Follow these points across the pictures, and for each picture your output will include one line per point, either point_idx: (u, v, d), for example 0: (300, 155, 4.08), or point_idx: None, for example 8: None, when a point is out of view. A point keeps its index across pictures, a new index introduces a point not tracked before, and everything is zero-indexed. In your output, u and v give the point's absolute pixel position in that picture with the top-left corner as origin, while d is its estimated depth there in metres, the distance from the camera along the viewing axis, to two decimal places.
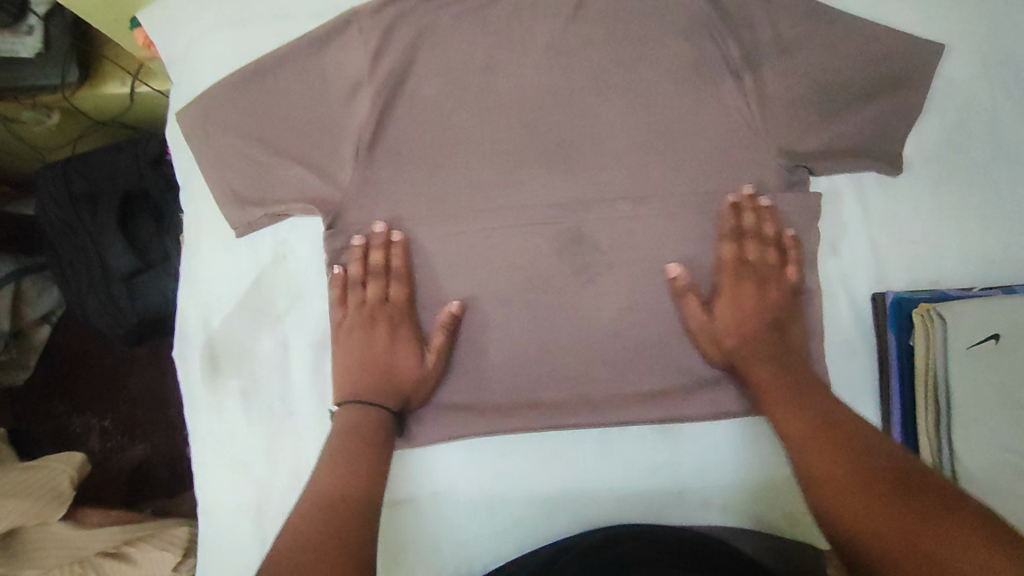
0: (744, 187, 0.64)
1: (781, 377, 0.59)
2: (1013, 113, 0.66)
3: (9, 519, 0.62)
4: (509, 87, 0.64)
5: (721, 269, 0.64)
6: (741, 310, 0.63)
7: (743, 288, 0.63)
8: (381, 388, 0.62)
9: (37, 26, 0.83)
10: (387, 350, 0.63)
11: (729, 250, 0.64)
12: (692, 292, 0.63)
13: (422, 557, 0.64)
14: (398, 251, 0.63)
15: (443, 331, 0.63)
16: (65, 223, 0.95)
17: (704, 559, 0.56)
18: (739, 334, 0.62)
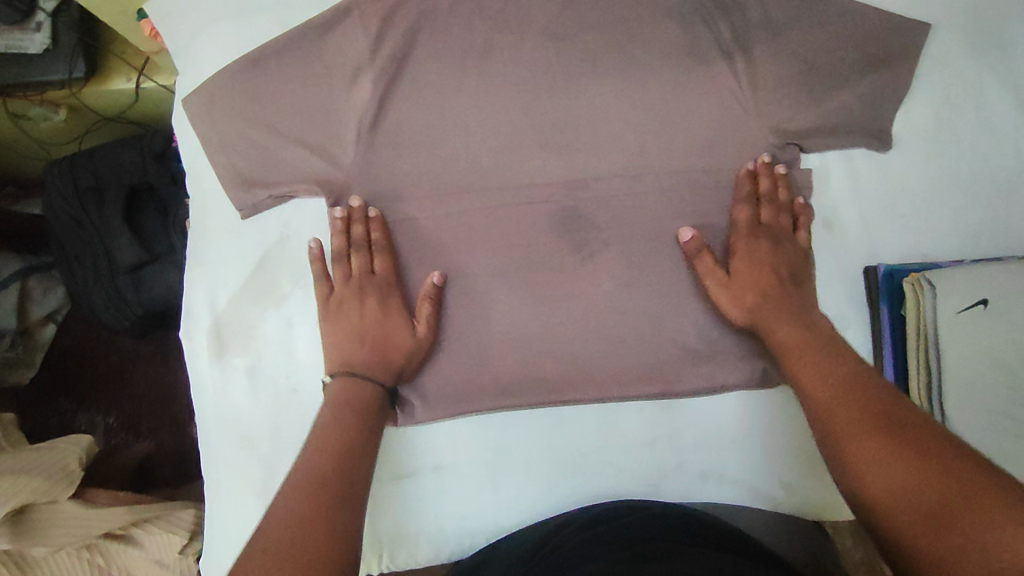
0: (761, 156, 0.65)
1: (809, 341, 0.59)
2: (999, 90, 0.68)
3: (17, 498, 0.63)
4: (506, 70, 0.66)
5: (739, 232, 0.64)
6: (762, 270, 0.62)
7: (760, 248, 0.63)
8: (372, 360, 0.62)
9: (45, 22, 0.85)
10: (373, 322, 0.63)
11: (746, 213, 0.64)
12: (707, 251, 0.63)
13: (422, 529, 0.65)
14: (376, 224, 0.64)
15: (428, 300, 0.64)
16: (73, 217, 0.97)
17: (703, 531, 0.57)
18: (759, 293, 0.62)
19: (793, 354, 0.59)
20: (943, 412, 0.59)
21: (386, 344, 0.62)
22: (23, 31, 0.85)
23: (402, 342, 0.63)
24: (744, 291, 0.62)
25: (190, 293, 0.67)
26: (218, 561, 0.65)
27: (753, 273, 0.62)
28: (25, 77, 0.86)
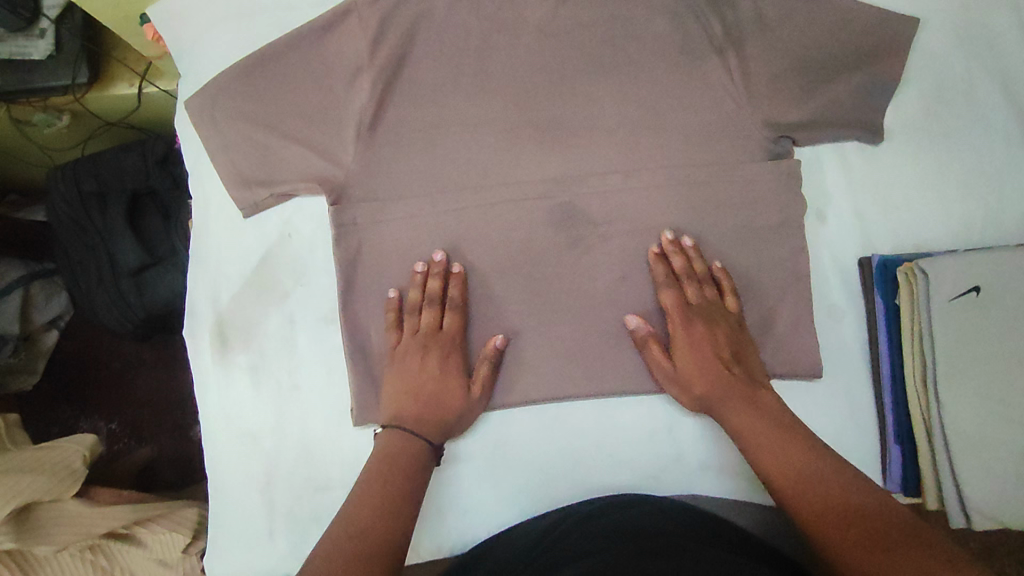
0: (665, 234, 0.66)
1: (765, 426, 0.58)
2: (987, 83, 0.69)
3: (23, 496, 0.63)
4: (502, 69, 0.67)
5: (671, 316, 0.64)
6: (701, 358, 0.62)
7: (694, 332, 0.63)
8: (425, 418, 0.62)
9: (48, 28, 0.87)
10: (432, 377, 0.63)
11: (672, 298, 0.64)
12: (652, 340, 0.64)
13: (423, 522, 0.66)
14: (455, 281, 0.65)
15: (488, 359, 0.64)
16: (76, 221, 0.98)
17: (702, 527, 0.57)
18: (709, 381, 0.61)
19: (755, 440, 0.58)
20: (938, 400, 0.60)
21: (438, 402, 0.63)
22: (27, 39, 0.87)
23: (454, 404, 0.63)
24: (694, 381, 0.62)
25: (192, 291, 0.68)
26: (221, 558, 0.65)
27: (698, 361, 0.62)
28: (30, 84, 0.87)
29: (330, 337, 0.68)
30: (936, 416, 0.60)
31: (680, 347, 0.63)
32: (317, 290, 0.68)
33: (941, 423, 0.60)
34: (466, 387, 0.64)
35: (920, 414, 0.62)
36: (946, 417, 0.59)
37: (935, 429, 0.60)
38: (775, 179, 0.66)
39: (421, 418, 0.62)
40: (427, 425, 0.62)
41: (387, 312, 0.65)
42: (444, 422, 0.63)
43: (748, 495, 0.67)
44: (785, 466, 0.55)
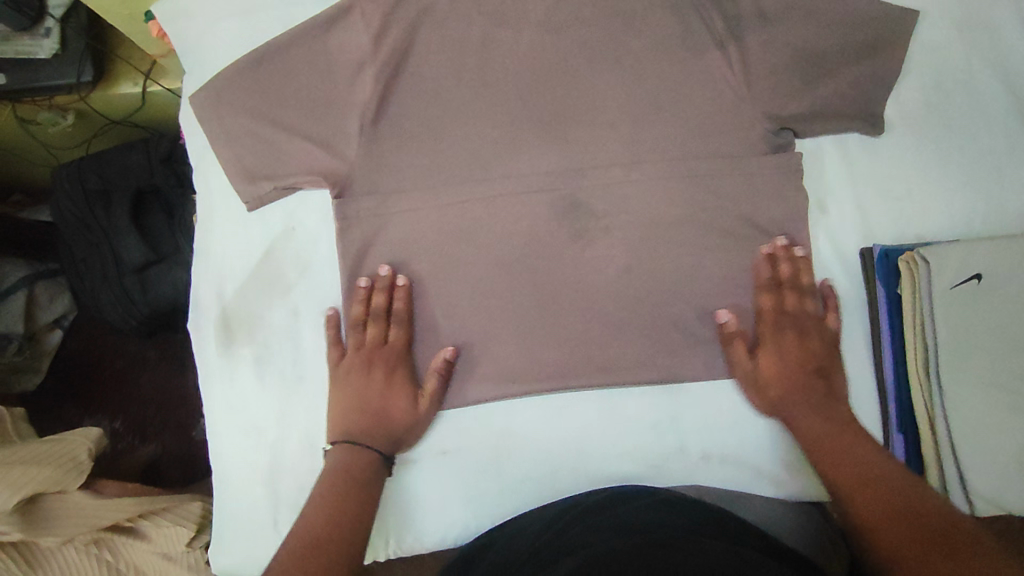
0: (778, 239, 0.67)
1: (831, 427, 0.60)
2: (988, 75, 0.69)
3: (30, 486, 0.63)
4: (505, 63, 0.67)
5: (763, 320, 0.65)
6: (789, 361, 0.63)
7: (785, 338, 0.64)
8: (373, 432, 0.63)
9: (53, 27, 0.88)
10: (376, 391, 0.64)
11: (768, 303, 0.65)
12: (740, 338, 0.65)
13: (429, 514, 0.66)
14: (400, 294, 0.65)
15: (434, 372, 0.64)
16: (81, 219, 0.98)
17: (703, 515, 0.58)
18: (783, 384, 0.63)
19: (813, 437, 0.60)
20: (940, 387, 0.61)
21: (384, 416, 0.63)
22: (33, 38, 0.88)
23: (402, 417, 0.64)
24: (767, 384, 0.64)
25: (199, 285, 0.69)
26: (229, 550, 0.66)
27: (780, 364, 0.63)
28: (34, 83, 0.88)
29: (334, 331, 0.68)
30: (939, 404, 0.61)
31: (765, 346, 0.64)
32: (321, 284, 0.68)
33: (943, 411, 0.61)
34: (413, 400, 0.64)
35: (923, 404, 0.62)
36: (948, 404, 0.60)
37: (937, 417, 0.61)
38: (776, 170, 0.67)
39: (366, 432, 0.63)
40: (376, 438, 0.63)
41: (330, 328, 0.66)
42: (393, 434, 0.63)
43: (752, 485, 0.67)
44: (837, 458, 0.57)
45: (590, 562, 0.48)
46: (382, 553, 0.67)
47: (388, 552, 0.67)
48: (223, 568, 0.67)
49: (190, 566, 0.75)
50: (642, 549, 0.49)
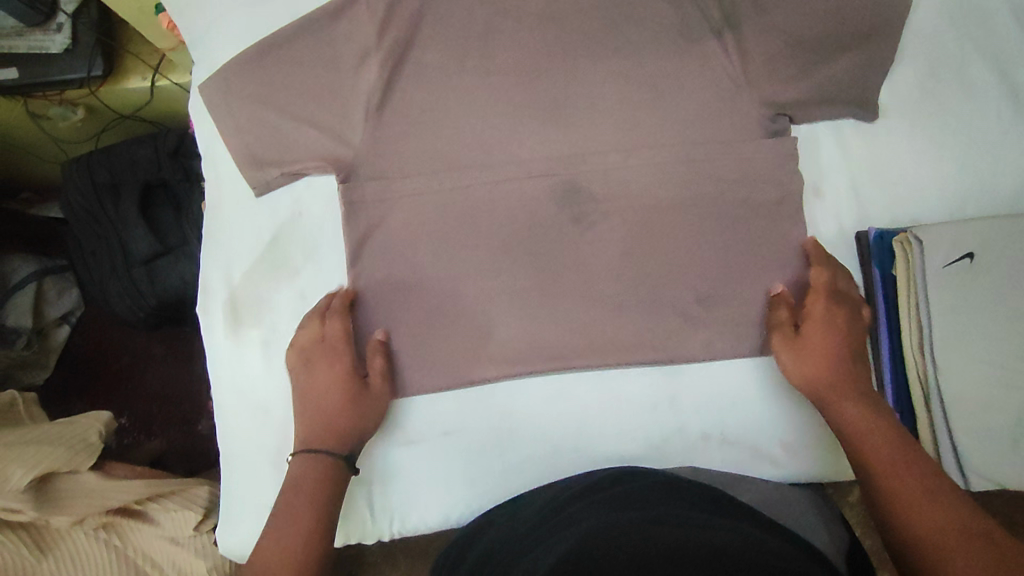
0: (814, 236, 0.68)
1: (879, 421, 0.58)
2: (980, 61, 0.71)
3: (41, 465, 0.65)
4: (507, 51, 0.69)
5: (815, 296, 0.65)
6: (836, 336, 0.63)
7: (836, 314, 0.64)
8: (325, 436, 0.63)
9: (65, 23, 0.90)
10: (322, 391, 0.64)
11: (820, 278, 0.65)
12: (786, 307, 0.65)
13: (432, 494, 0.67)
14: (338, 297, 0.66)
15: (375, 355, 0.66)
16: (89, 212, 1.00)
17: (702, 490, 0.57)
18: (828, 360, 0.62)
19: (860, 432, 0.58)
20: (934, 364, 0.62)
21: (331, 414, 0.64)
22: (45, 33, 0.90)
23: (349, 410, 0.64)
24: (811, 357, 0.62)
25: (207, 269, 0.70)
26: (234, 530, 0.67)
27: (828, 337, 0.63)
28: (48, 77, 0.90)
29: None
30: (933, 381, 0.62)
31: (812, 320, 0.64)
32: (327, 268, 0.70)
33: (938, 388, 0.62)
34: (360, 388, 0.65)
35: (918, 381, 0.64)
36: (941, 380, 0.62)
37: (931, 394, 0.62)
38: (773, 156, 0.68)
39: (320, 438, 0.63)
40: (332, 441, 0.63)
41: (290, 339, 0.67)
42: (346, 433, 0.64)
43: (749, 464, 0.68)
44: (881, 457, 0.56)
45: (589, 531, 0.48)
46: (386, 533, 0.68)
47: (391, 532, 0.68)
48: (229, 547, 0.68)
49: (197, 551, 0.76)
50: (644, 515, 0.49)
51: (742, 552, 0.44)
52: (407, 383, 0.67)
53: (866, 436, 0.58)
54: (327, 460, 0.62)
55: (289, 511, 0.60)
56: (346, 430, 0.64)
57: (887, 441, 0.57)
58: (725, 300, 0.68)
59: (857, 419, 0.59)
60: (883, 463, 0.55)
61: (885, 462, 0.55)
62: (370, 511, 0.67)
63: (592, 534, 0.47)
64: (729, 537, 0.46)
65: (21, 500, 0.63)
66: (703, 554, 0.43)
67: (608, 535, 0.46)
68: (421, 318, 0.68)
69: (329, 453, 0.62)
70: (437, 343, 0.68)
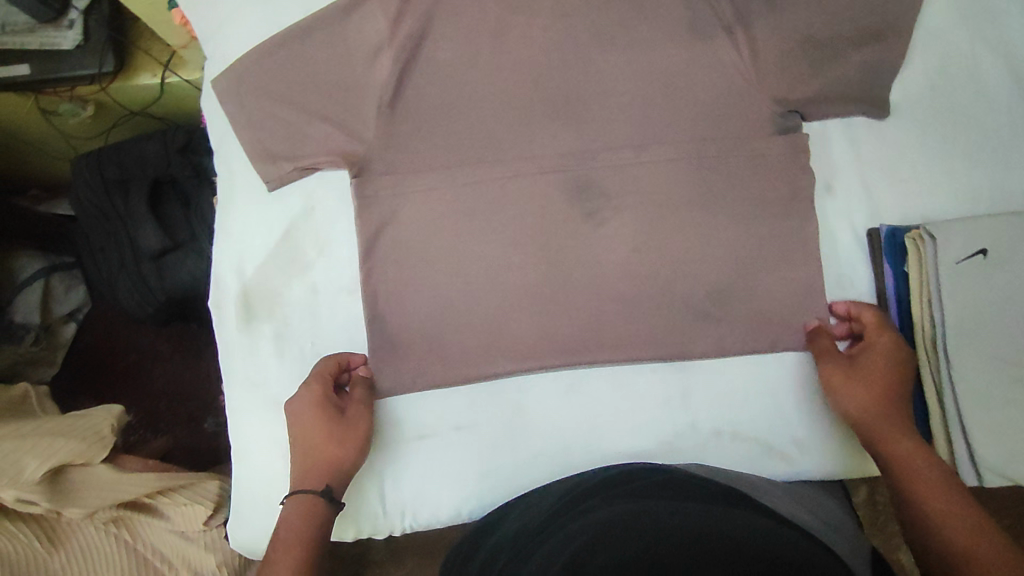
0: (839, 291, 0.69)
1: (928, 456, 0.57)
2: (992, 59, 0.71)
3: (53, 458, 0.65)
4: (518, 47, 0.69)
5: (871, 330, 0.64)
6: (893, 368, 0.62)
7: (896, 349, 0.63)
8: (319, 447, 0.62)
9: (76, 20, 0.90)
10: (301, 422, 0.62)
11: (869, 317, 0.65)
12: (829, 338, 0.65)
13: (444, 489, 0.68)
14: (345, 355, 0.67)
15: (359, 386, 0.65)
16: (100, 208, 1.00)
17: (709, 484, 0.57)
18: (881, 389, 0.61)
19: (909, 471, 0.57)
20: (948, 361, 0.62)
21: (310, 446, 0.62)
22: (57, 30, 0.90)
23: (328, 440, 0.62)
24: (864, 383, 0.61)
25: (219, 264, 0.70)
26: (247, 524, 0.68)
27: (888, 367, 0.62)
28: (58, 73, 0.90)
29: (352, 307, 0.69)
30: (945, 377, 0.62)
31: (869, 348, 0.63)
32: (339, 262, 0.70)
33: (950, 383, 0.62)
34: (338, 415, 0.63)
35: (931, 379, 0.64)
36: (956, 377, 0.62)
37: (944, 389, 0.63)
38: (784, 153, 0.68)
39: (301, 473, 0.62)
40: (316, 474, 0.61)
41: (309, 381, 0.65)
42: (327, 462, 0.62)
43: (761, 461, 0.68)
44: (939, 503, 0.54)
45: (605, 523, 0.48)
46: (397, 528, 0.68)
47: (403, 527, 0.68)
48: (241, 541, 0.69)
49: (208, 545, 0.76)
50: (661, 507, 0.49)
51: (758, 542, 0.44)
52: (419, 378, 0.67)
53: (921, 480, 0.56)
54: (311, 497, 0.60)
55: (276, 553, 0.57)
56: (329, 457, 0.62)
57: (944, 488, 0.55)
58: (736, 296, 0.68)
59: (908, 456, 0.57)
60: (944, 511, 0.53)
61: (943, 509, 0.53)
62: (382, 506, 0.67)
63: (608, 526, 0.47)
64: (744, 528, 0.47)
65: (35, 492, 0.63)
66: (721, 546, 0.43)
67: (626, 527, 0.47)
68: (432, 313, 0.68)
69: (307, 489, 0.60)
70: (449, 338, 0.68)
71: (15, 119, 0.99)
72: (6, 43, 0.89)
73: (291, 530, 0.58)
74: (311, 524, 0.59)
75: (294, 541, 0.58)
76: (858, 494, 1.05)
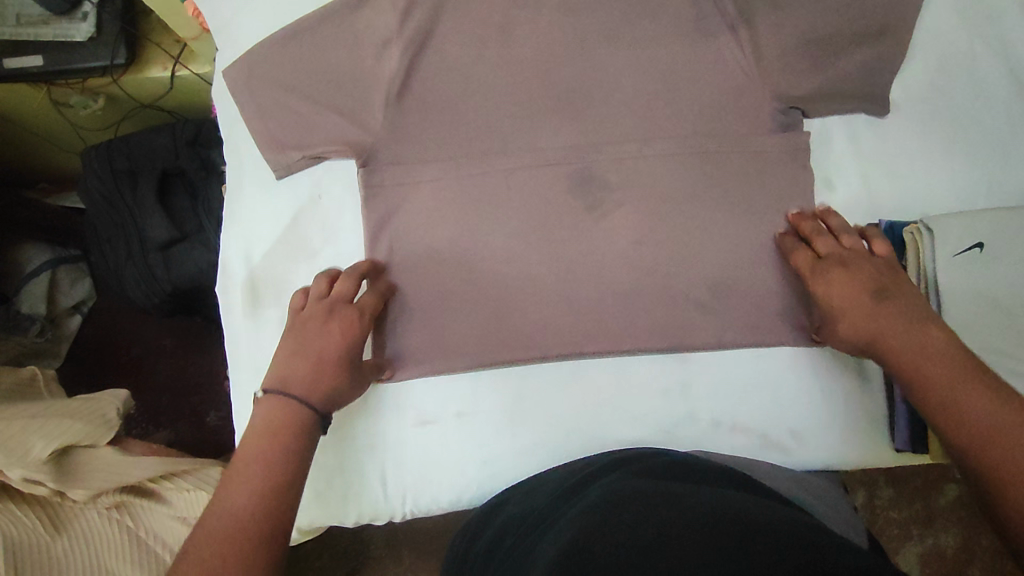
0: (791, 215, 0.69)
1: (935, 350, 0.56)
2: (989, 59, 0.73)
3: (60, 438, 0.66)
4: (526, 42, 0.70)
5: (803, 254, 0.65)
6: (835, 280, 0.61)
7: (828, 270, 0.62)
8: (329, 371, 0.60)
9: (90, 12, 0.92)
10: (322, 335, 0.61)
11: (790, 240, 0.67)
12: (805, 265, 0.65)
13: (446, 476, 0.68)
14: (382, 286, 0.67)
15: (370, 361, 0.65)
16: (106, 197, 1.00)
17: (697, 466, 0.58)
18: (850, 302, 0.60)
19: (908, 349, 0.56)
20: None
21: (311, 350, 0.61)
22: (71, 22, 0.92)
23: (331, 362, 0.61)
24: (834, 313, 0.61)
25: (226, 250, 0.72)
26: None
27: (837, 288, 0.60)
28: (70, 64, 0.91)
29: None
30: None
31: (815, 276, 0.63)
32: (346, 251, 0.71)
33: None
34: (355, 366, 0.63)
35: None
36: None
37: None
38: (784, 148, 0.69)
39: (289, 377, 0.59)
40: (310, 392, 0.59)
41: (347, 311, 0.63)
42: None
43: (759, 453, 0.68)
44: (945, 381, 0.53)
45: (620, 501, 0.49)
46: (398, 513, 0.69)
47: (404, 512, 0.69)
48: None
49: None
50: (671, 490, 0.50)
51: (770, 522, 0.45)
52: (422, 368, 0.68)
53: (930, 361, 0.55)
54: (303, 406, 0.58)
55: (238, 479, 0.53)
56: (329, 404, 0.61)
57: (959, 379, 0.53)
58: (736, 290, 0.69)
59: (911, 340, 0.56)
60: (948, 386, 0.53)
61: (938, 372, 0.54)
62: (383, 490, 0.68)
63: (621, 504, 0.48)
64: (759, 510, 0.47)
65: (41, 471, 0.64)
66: (730, 529, 0.43)
67: (637, 511, 0.46)
68: (436, 302, 0.69)
69: (307, 398, 0.58)
70: (452, 325, 0.68)
71: (28, 109, 1.01)
72: (20, 35, 0.91)
73: (251, 452, 0.55)
74: (294, 441, 0.56)
75: (270, 464, 0.54)
76: (856, 498, 1.06)
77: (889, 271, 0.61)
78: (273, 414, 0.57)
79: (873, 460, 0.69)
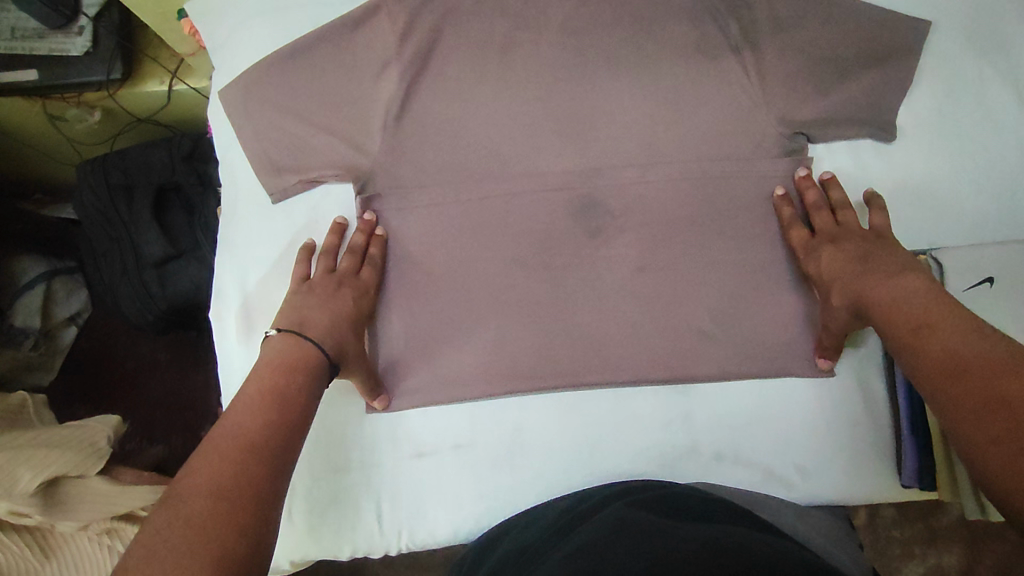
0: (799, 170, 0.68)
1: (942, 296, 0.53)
2: (997, 85, 0.71)
3: (49, 470, 0.64)
4: (527, 64, 0.69)
5: (801, 231, 0.65)
6: (825, 257, 0.62)
7: (818, 250, 0.63)
8: (343, 323, 0.61)
9: (86, 26, 0.91)
10: (336, 295, 0.62)
11: (789, 210, 0.67)
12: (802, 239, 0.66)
13: (443, 510, 0.66)
14: (376, 243, 0.67)
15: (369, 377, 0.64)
16: (101, 212, 0.98)
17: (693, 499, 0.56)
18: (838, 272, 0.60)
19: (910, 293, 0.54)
20: None
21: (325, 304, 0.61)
22: (67, 36, 0.91)
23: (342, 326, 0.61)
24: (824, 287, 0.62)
25: (221, 275, 0.70)
26: None
27: (828, 263, 0.62)
28: (66, 78, 0.90)
29: None
30: None
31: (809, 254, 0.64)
32: None
33: None
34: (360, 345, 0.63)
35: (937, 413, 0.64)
36: None
37: None
38: (788, 173, 0.68)
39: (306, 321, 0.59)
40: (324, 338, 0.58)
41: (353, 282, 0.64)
42: None
43: (763, 486, 0.67)
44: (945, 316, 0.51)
45: (614, 533, 0.48)
46: (394, 548, 0.67)
47: (399, 546, 0.67)
48: None
49: None
50: (667, 522, 0.49)
51: (772, 557, 0.44)
52: (419, 397, 0.67)
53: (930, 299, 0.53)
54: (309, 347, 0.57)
55: (240, 409, 0.52)
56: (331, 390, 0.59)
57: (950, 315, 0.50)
58: (740, 319, 0.67)
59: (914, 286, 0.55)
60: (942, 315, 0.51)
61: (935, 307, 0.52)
62: (378, 524, 0.66)
63: (614, 535, 0.48)
64: (760, 544, 0.46)
65: (30, 504, 0.62)
66: (729, 563, 0.42)
67: (625, 545, 0.45)
68: (433, 328, 0.67)
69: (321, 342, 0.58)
70: (449, 352, 0.67)
71: (25, 122, 0.99)
72: (14, 48, 0.90)
73: (261, 383, 0.53)
74: (294, 379, 0.54)
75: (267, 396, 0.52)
76: (857, 518, 1.05)
77: (881, 239, 0.61)
78: (274, 352, 0.56)
79: (881, 495, 0.67)
